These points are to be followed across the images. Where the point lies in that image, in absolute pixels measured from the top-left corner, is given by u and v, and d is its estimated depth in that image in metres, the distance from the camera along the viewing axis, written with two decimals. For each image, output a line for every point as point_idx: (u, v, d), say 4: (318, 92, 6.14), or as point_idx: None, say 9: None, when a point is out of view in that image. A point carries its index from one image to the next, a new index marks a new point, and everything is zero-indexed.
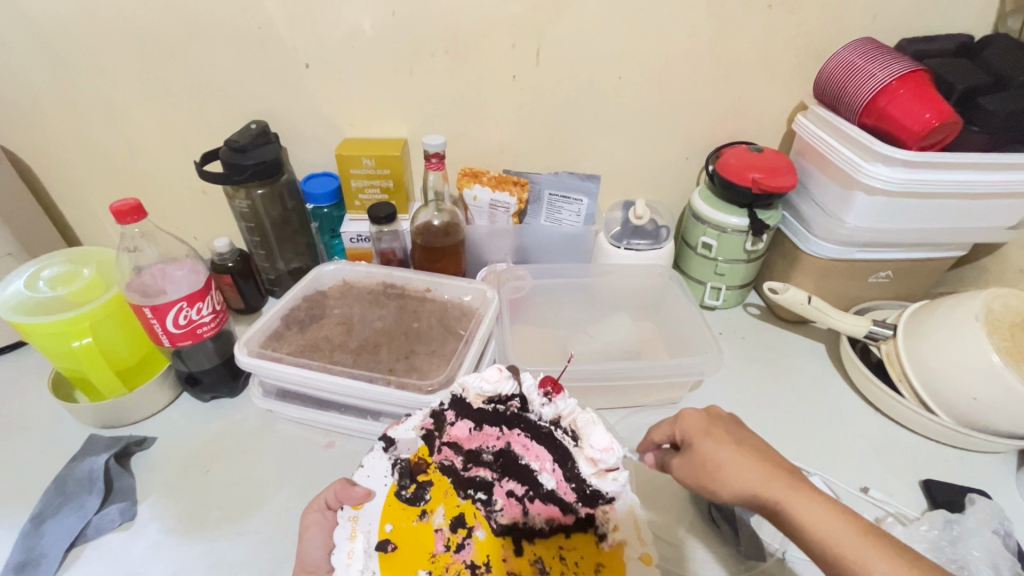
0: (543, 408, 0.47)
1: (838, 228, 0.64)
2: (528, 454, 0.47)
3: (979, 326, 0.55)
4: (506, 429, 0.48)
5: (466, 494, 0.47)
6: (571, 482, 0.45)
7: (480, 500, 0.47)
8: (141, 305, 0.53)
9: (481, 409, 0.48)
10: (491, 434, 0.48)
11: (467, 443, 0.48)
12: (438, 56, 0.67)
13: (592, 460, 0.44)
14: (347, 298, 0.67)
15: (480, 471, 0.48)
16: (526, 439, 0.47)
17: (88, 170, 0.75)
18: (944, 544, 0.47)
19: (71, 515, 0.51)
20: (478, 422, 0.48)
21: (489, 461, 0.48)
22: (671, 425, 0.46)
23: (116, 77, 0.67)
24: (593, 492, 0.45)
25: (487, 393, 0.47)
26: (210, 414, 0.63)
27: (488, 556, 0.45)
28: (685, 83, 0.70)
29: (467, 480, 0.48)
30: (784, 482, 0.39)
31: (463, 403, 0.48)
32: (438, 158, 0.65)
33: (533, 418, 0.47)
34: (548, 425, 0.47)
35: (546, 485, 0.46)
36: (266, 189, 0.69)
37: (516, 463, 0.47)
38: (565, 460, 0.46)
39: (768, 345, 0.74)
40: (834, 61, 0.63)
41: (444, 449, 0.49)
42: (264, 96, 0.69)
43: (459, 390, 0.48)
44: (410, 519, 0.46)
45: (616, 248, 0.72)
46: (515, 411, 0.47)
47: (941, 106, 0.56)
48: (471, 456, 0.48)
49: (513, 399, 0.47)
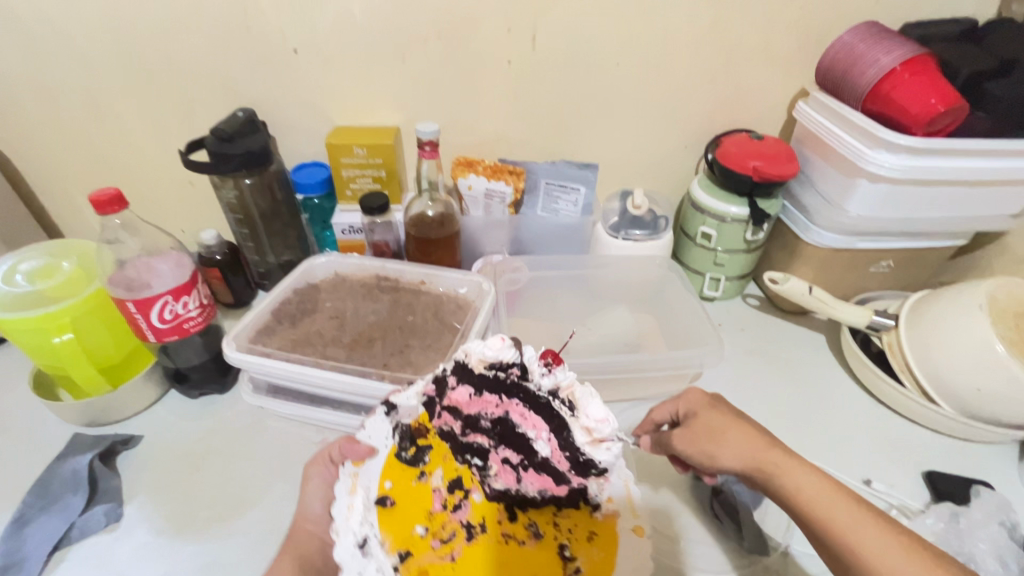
0: (543, 378, 0.41)
1: (839, 217, 0.63)
2: (525, 424, 0.43)
3: (983, 316, 0.54)
4: (505, 397, 0.43)
5: (463, 460, 0.47)
6: (567, 453, 0.42)
7: (476, 465, 0.47)
8: (124, 300, 0.51)
9: (482, 376, 0.43)
10: (491, 401, 0.44)
11: (465, 410, 0.45)
12: (431, 41, 0.65)
13: (590, 431, 0.40)
14: (339, 290, 0.65)
15: (478, 438, 0.45)
16: (524, 409, 0.43)
17: (68, 160, 0.72)
18: (950, 537, 0.47)
19: (53, 517, 0.49)
20: (477, 390, 0.44)
21: (487, 428, 0.45)
22: (674, 403, 0.48)
23: (95, 63, 0.64)
24: (587, 462, 0.42)
25: (490, 358, 0.42)
26: (198, 411, 0.61)
27: (483, 517, 0.47)
28: (684, 69, 0.68)
29: (465, 446, 0.46)
30: (783, 447, 0.40)
31: (466, 369, 0.44)
32: (432, 146, 0.63)
33: (532, 389, 0.42)
34: (547, 395, 0.41)
35: (540, 455, 0.43)
36: (255, 179, 0.67)
37: (513, 431, 0.43)
38: (561, 430, 0.41)
39: (768, 337, 0.73)
40: (837, 46, 0.61)
41: (443, 414, 0.46)
42: (251, 82, 0.67)
43: (461, 355, 0.44)
44: (410, 479, 0.47)
45: (614, 239, 0.71)
46: (515, 379, 0.42)
47: (947, 91, 0.55)
48: (469, 423, 0.45)
49: (514, 367, 0.42)
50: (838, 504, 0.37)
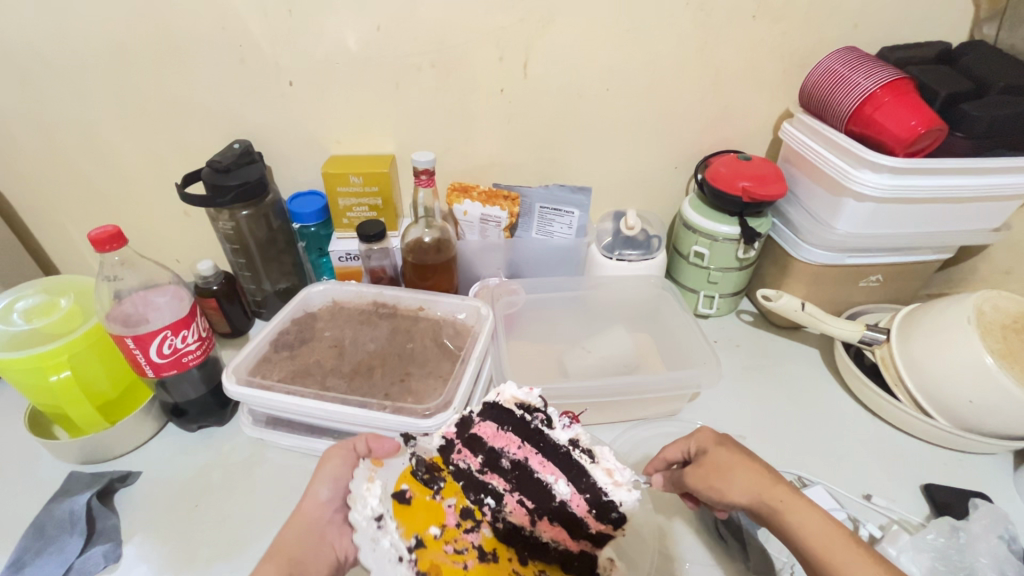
0: (565, 431, 0.46)
1: (828, 234, 0.65)
2: (543, 470, 0.45)
3: (972, 329, 0.56)
4: (527, 442, 0.47)
5: (476, 498, 0.47)
6: (586, 495, 0.44)
7: (488, 504, 0.46)
8: (122, 335, 0.51)
9: (510, 418, 0.47)
10: (513, 440, 0.47)
11: (489, 445, 0.47)
12: (425, 70, 0.66)
13: (611, 473, 0.44)
14: (337, 319, 0.65)
15: (493, 478, 0.47)
16: (542, 457, 0.46)
17: (63, 195, 0.72)
18: (951, 552, 0.48)
19: (50, 560, 0.48)
20: (502, 425, 0.47)
21: (507, 469, 0.47)
22: (685, 441, 0.48)
23: (92, 98, 0.65)
24: (607, 503, 0.44)
25: (521, 396, 0.47)
26: (197, 445, 0.60)
27: (494, 548, 0.45)
28: (671, 93, 0.70)
29: (480, 484, 0.47)
30: (788, 486, 0.41)
31: (497, 408, 0.48)
32: (428, 174, 0.63)
33: (553, 439, 0.46)
34: (566, 446, 0.46)
35: (558, 499, 0.45)
36: (251, 210, 0.67)
37: (531, 478, 0.46)
38: (580, 476, 0.45)
39: (763, 353, 0.74)
40: (819, 71, 0.63)
41: (461, 451, 0.48)
42: (247, 113, 0.67)
43: (493, 396, 0.48)
44: (425, 495, 0.47)
45: (608, 259, 0.72)
46: (540, 426, 0.46)
47: (927, 113, 0.56)
48: (490, 461, 0.47)
49: (540, 412, 0.47)
50: (835, 540, 0.39)
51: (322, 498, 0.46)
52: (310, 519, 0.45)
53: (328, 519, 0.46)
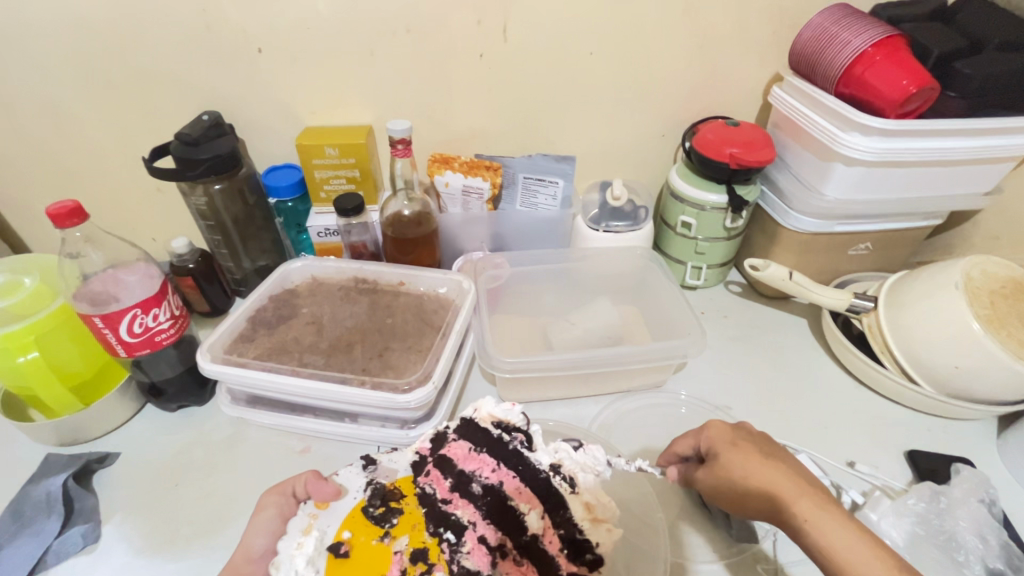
0: (543, 453, 0.46)
1: (817, 201, 0.63)
2: (518, 498, 0.45)
3: (960, 294, 0.55)
4: (501, 465, 0.46)
5: (434, 531, 0.43)
6: (560, 532, 0.45)
7: (447, 539, 0.43)
8: (90, 314, 0.50)
9: (485, 436, 0.47)
10: (487, 463, 0.46)
11: (460, 467, 0.46)
12: (400, 35, 0.63)
13: (591, 509, 0.45)
14: (317, 295, 0.64)
15: (458, 510, 0.44)
16: (519, 483, 0.45)
17: (27, 172, 0.69)
18: (932, 517, 0.47)
19: (28, 542, 0.48)
20: (477, 446, 0.46)
21: (476, 495, 0.45)
22: (696, 435, 0.47)
23: (49, 69, 0.62)
24: (582, 543, 0.45)
25: (499, 414, 0.47)
26: (177, 424, 0.60)
27: None
28: (657, 57, 0.68)
29: (441, 515, 0.44)
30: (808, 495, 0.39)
31: (472, 426, 0.47)
32: (404, 144, 0.61)
33: (533, 462, 0.46)
34: (547, 471, 0.46)
35: (529, 534, 0.44)
36: (224, 184, 0.65)
37: (505, 505, 0.44)
38: (558, 509, 0.45)
39: (751, 323, 0.73)
40: (808, 29, 0.61)
41: (429, 473, 0.46)
42: (216, 84, 0.65)
43: (470, 413, 0.48)
44: (370, 539, 0.43)
45: (594, 231, 0.71)
46: (519, 446, 0.46)
47: (919, 72, 0.54)
48: (458, 485, 0.45)
49: (519, 433, 0.46)
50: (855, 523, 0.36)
51: (257, 549, 0.45)
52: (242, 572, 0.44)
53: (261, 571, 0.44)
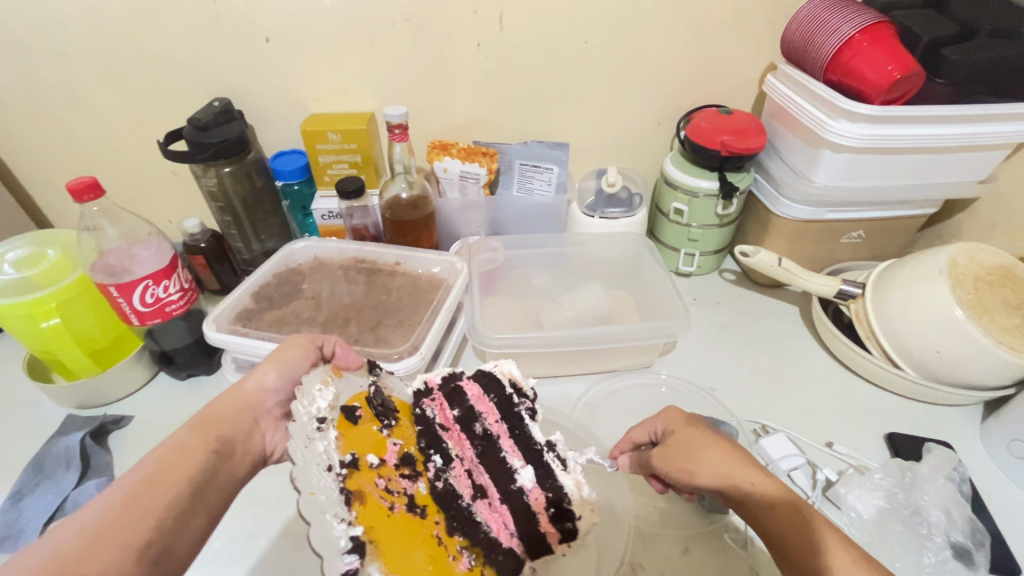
0: (536, 429, 0.47)
1: (806, 188, 0.64)
2: (511, 452, 0.46)
3: (944, 279, 0.55)
4: (504, 420, 0.47)
5: (425, 448, 0.46)
6: (548, 494, 0.44)
7: (434, 461, 0.45)
8: (106, 283, 0.54)
9: (498, 389, 0.47)
10: (494, 413, 0.47)
11: (470, 403, 0.47)
12: (400, 25, 0.65)
13: (579, 487, 0.45)
14: (318, 273, 0.67)
15: (451, 440, 0.46)
16: (514, 443, 0.46)
17: (55, 155, 0.74)
18: (898, 491, 0.49)
19: (49, 491, 0.52)
20: (488, 392, 0.47)
21: (476, 435, 0.46)
22: (652, 421, 0.48)
23: (72, 56, 0.66)
24: (565, 510, 0.44)
25: (517, 375, 0.48)
26: (187, 392, 0.64)
27: (426, 504, 0.43)
28: (651, 46, 0.69)
29: (438, 438, 0.46)
30: (759, 468, 0.40)
31: (488, 376, 0.48)
32: (401, 128, 0.64)
33: (531, 430, 0.47)
34: (542, 445, 0.46)
35: (518, 485, 0.44)
36: (234, 167, 0.68)
37: (495, 455, 0.45)
38: (547, 477, 0.45)
39: (741, 309, 0.74)
40: (799, 18, 0.61)
41: (434, 399, 0.47)
42: (227, 72, 0.68)
43: (490, 365, 0.49)
44: (372, 424, 0.44)
45: (589, 217, 0.73)
46: (524, 412, 0.47)
47: (903, 57, 0.55)
48: (463, 419, 0.46)
49: (529, 399, 0.48)
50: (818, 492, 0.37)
51: (268, 384, 0.46)
52: (249, 400, 0.45)
53: (267, 408, 0.46)
